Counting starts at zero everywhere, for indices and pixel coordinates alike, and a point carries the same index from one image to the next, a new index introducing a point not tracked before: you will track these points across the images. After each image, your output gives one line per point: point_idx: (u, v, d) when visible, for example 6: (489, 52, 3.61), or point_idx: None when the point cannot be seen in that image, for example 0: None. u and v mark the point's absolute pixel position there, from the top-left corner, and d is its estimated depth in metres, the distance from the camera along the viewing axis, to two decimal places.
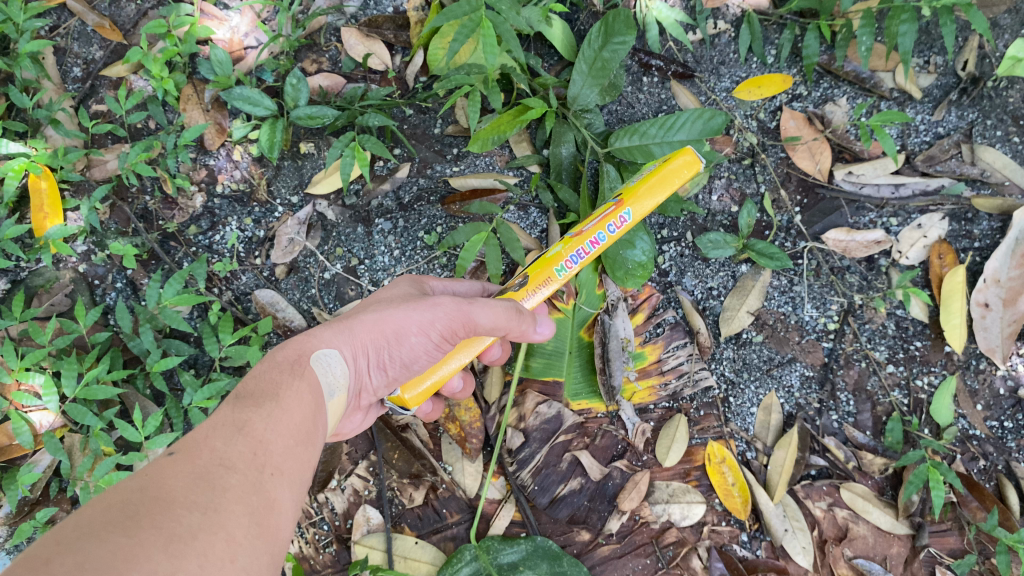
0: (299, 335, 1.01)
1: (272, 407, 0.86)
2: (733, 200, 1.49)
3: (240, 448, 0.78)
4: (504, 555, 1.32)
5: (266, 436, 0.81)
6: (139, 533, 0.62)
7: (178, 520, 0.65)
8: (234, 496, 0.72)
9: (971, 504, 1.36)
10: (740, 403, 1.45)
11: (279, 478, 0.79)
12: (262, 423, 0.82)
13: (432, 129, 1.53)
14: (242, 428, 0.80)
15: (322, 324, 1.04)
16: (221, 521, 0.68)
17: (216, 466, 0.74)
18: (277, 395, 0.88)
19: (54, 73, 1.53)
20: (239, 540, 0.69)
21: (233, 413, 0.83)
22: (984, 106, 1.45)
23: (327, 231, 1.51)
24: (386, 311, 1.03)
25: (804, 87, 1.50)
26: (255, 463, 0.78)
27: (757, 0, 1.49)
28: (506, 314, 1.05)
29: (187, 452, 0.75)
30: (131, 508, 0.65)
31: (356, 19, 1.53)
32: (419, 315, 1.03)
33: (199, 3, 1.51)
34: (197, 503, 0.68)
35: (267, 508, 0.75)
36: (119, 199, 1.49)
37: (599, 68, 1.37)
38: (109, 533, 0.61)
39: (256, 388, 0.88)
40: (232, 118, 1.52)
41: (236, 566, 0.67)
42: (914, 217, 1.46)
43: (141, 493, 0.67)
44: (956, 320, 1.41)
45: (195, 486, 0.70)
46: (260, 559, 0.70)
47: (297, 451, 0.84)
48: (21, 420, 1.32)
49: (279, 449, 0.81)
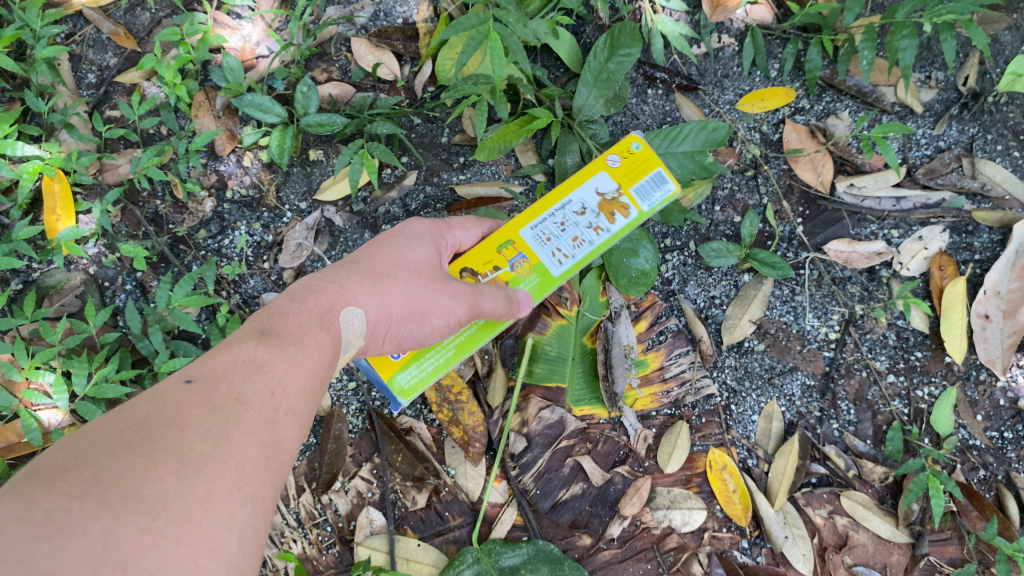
0: (332, 283, 1.01)
1: (294, 351, 0.87)
2: (736, 210, 1.51)
3: (257, 386, 0.79)
4: (506, 558, 1.33)
5: (284, 379, 0.83)
6: (152, 454, 0.65)
7: (190, 446, 0.67)
8: (247, 430, 0.74)
9: (971, 513, 1.37)
10: (742, 411, 1.46)
11: (291, 418, 0.81)
12: (281, 366, 0.84)
13: (439, 138, 1.56)
14: (261, 367, 0.82)
15: (354, 276, 1.04)
16: (232, 451, 0.70)
17: (232, 400, 0.76)
18: (300, 340, 0.89)
19: (69, 79, 1.55)
20: (247, 471, 0.70)
21: (255, 351, 0.84)
22: (985, 121, 1.48)
23: (335, 236, 1.53)
24: (416, 288, 1.06)
25: (806, 101, 1.53)
26: (270, 403, 0.79)
27: (760, 15, 1.52)
28: (511, 308, 1.11)
29: (205, 383, 0.76)
30: (146, 431, 0.67)
31: (366, 30, 1.57)
32: (445, 300, 1.06)
33: (212, 13, 1.54)
34: (210, 433, 0.70)
35: (276, 446, 0.76)
36: (130, 203, 1.52)
37: (605, 79, 1.39)
38: (124, 453, 0.64)
39: (281, 329, 0.90)
40: (243, 125, 1.55)
41: (243, 494, 0.69)
42: (914, 229, 1.48)
43: (157, 417, 0.69)
44: (956, 331, 1.42)
45: (209, 416, 0.72)
46: (266, 491, 0.72)
47: (309, 397, 0.86)
48: (30, 418, 1.33)
49: (294, 392, 0.83)
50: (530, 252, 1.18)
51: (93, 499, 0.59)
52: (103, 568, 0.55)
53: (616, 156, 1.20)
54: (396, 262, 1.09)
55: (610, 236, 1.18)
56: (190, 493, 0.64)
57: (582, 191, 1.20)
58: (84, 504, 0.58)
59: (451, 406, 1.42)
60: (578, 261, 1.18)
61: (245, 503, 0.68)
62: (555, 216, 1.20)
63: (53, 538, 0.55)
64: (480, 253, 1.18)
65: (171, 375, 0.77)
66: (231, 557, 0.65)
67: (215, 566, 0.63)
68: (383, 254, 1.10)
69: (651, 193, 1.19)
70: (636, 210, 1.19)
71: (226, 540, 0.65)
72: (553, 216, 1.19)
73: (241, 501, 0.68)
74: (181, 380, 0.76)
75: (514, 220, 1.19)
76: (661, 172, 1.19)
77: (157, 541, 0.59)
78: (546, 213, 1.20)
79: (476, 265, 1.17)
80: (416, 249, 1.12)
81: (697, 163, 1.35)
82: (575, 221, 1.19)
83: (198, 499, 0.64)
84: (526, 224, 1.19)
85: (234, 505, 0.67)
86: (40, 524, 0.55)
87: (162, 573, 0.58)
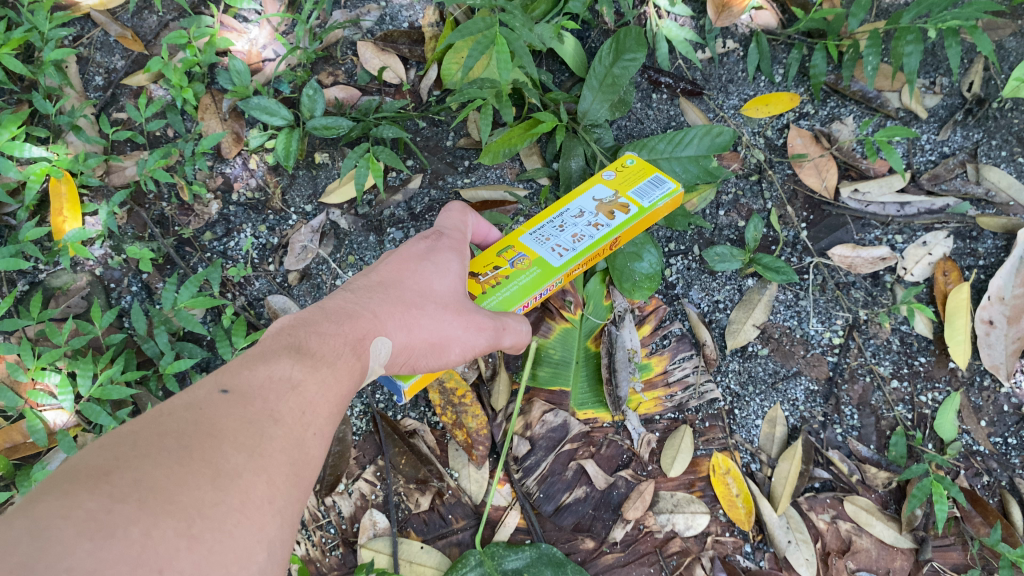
0: (369, 307, 1.00)
1: (327, 373, 0.87)
2: (740, 215, 1.51)
3: (291, 404, 0.79)
4: (509, 561, 1.33)
5: (315, 400, 0.82)
6: (190, 463, 0.65)
7: (226, 458, 0.68)
8: (279, 445, 0.74)
9: (974, 519, 1.37)
10: (746, 415, 1.46)
11: (319, 437, 0.81)
12: (314, 387, 0.83)
13: (444, 141, 1.56)
14: (296, 386, 0.81)
15: (389, 296, 1.04)
16: (264, 465, 0.71)
17: (266, 416, 0.76)
18: (334, 363, 0.89)
19: (77, 82, 1.56)
20: (278, 485, 0.71)
21: (291, 369, 0.83)
22: (989, 127, 1.48)
23: (340, 239, 1.54)
24: (442, 319, 1.05)
25: (811, 106, 1.53)
26: (301, 421, 0.79)
27: (765, 20, 1.53)
28: (524, 338, 1.15)
29: (242, 397, 0.76)
30: (184, 438, 0.68)
31: (372, 34, 1.58)
32: (469, 336, 1.06)
33: (220, 16, 1.56)
34: (245, 445, 0.71)
35: (306, 462, 0.76)
36: (137, 205, 1.53)
37: (610, 84, 1.41)
38: (164, 459, 0.65)
39: (316, 349, 0.89)
40: (249, 127, 1.55)
41: (273, 507, 0.69)
42: (919, 234, 1.48)
43: (195, 426, 0.70)
44: (961, 336, 1.42)
45: (245, 430, 0.72)
46: (294, 506, 0.73)
47: (336, 417, 0.86)
48: (35, 418, 1.34)
49: (324, 412, 0.83)
50: (531, 251, 1.20)
51: (134, 502, 0.60)
52: (140, 570, 0.56)
53: (610, 172, 1.29)
54: (425, 289, 1.07)
55: (610, 230, 1.21)
56: (224, 504, 0.64)
57: (580, 200, 1.27)
58: (126, 506, 0.59)
59: (454, 409, 1.43)
60: (579, 253, 1.19)
61: (275, 517, 0.69)
62: (555, 221, 1.24)
63: (94, 537, 0.56)
64: (482, 255, 1.21)
65: (208, 384, 0.77)
66: (260, 567, 0.65)
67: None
68: (413, 277, 1.08)
69: (650, 193, 1.25)
70: (635, 208, 1.24)
71: (256, 550, 0.66)
72: (555, 221, 1.24)
73: (270, 514, 0.68)
74: (217, 389, 0.76)
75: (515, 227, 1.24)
76: (657, 175, 1.27)
77: (191, 547, 0.60)
78: (545, 219, 1.24)
79: (477, 265, 1.19)
80: (446, 274, 1.10)
81: (702, 167, 1.35)
82: (575, 223, 1.23)
83: (232, 509, 0.65)
84: (527, 230, 1.23)
85: (265, 518, 0.68)
86: (83, 522, 0.56)
87: None
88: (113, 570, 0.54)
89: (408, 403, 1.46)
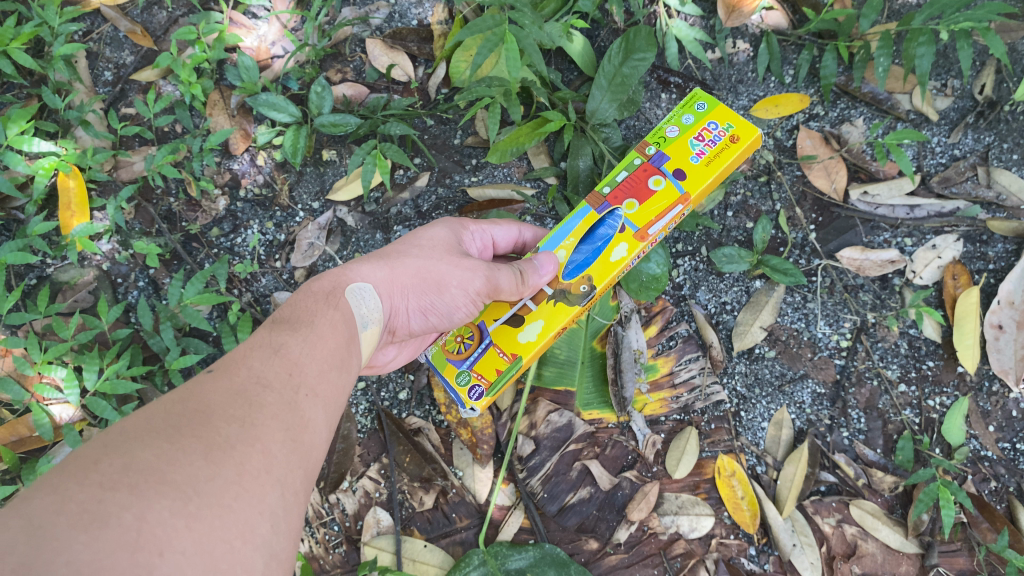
0: (335, 269, 1.07)
1: (308, 332, 0.90)
2: (748, 216, 1.51)
3: (277, 368, 0.82)
4: (513, 560, 1.34)
5: (300, 359, 0.85)
6: (180, 440, 0.65)
7: (217, 431, 0.68)
8: (271, 413, 0.75)
9: (981, 525, 1.36)
10: (751, 417, 1.46)
11: (313, 399, 0.82)
12: (297, 347, 0.87)
13: (452, 139, 1.56)
14: (279, 350, 0.85)
15: (360, 261, 1.10)
16: (258, 434, 0.71)
17: (253, 384, 0.77)
18: (312, 321, 0.93)
19: (86, 76, 1.56)
20: (274, 453, 0.71)
21: (270, 337, 0.87)
22: (1001, 130, 1.47)
23: (346, 236, 1.54)
24: (428, 262, 1.12)
25: (821, 107, 1.52)
26: (290, 383, 0.81)
27: (776, 21, 1.52)
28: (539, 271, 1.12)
29: (225, 370, 0.79)
30: (172, 417, 0.68)
31: (381, 31, 1.57)
32: (465, 271, 1.10)
33: (229, 12, 1.55)
34: (235, 417, 0.71)
35: (301, 426, 0.77)
36: (144, 200, 1.53)
37: (618, 83, 1.39)
38: (153, 439, 0.65)
39: (292, 315, 0.94)
40: (257, 124, 1.55)
41: (272, 477, 0.69)
42: (928, 238, 1.47)
43: (182, 405, 0.70)
44: (970, 340, 1.41)
45: (233, 401, 0.73)
46: (295, 473, 0.72)
47: (331, 376, 0.88)
48: (42, 412, 1.34)
49: (313, 372, 0.85)
50: None
51: (126, 488, 0.59)
52: (139, 555, 0.55)
53: None
54: (405, 245, 1.15)
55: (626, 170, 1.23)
56: (220, 477, 0.64)
57: None
58: (117, 494, 0.58)
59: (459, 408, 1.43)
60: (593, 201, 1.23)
61: (274, 486, 0.69)
62: None
63: (89, 528, 0.55)
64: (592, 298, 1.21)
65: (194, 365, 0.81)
66: (265, 539, 0.65)
67: (249, 549, 0.63)
68: (392, 245, 1.17)
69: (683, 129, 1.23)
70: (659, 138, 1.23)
71: (259, 522, 0.65)
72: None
73: (270, 484, 0.68)
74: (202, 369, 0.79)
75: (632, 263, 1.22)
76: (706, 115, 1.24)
77: (190, 525, 0.59)
78: None
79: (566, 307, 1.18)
80: (428, 234, 1.19)
81: None
82: None
83: (230, 482, 0.65)
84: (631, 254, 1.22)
85: (265, 488, 0.68)
86: (75, 515, 0.56)
87: (199, 555, 0.58)
88: (112, 558, 0.54)
89: (413, 402, 1.46)
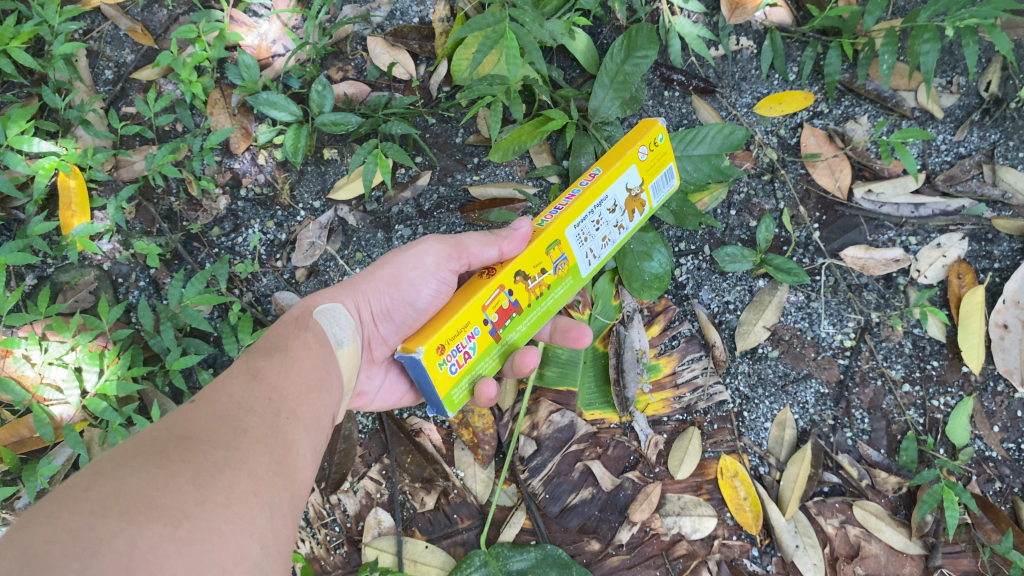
0: (304, 299, 1.07)
1: (282, 356, 0.90)
2: (751, 215, 1.50)
3: (256, 394, 0.81)
4: (514, 561, 1.34)
5: (279, 383, 0.85)
6: (168, 466, 0.65)
7: (203, 455, 0.68)
8: (254, 437, 0.75)
9: (985, 525, 1.36)
10: (754, 418, 1.45)
11: (295, 421, 0.82)
12: (273, 371, 0.86)
13: (454, 138, 1.55)
14: (254, 375, 0.84)
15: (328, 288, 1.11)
16: (244, 458, 0.71)
17: (233, 409, 0.77)
18: (285, 345, 0.93)
19: (86, 75, 1.55)
20: (262, 477, 0.70)
21: (243, 364, 0.87)
22: (1007, 127, 1.45)
23: (348, 235, 1.53)
24: (385, 263, 1.11)
25: (825, 105, 1.51)
26: (272, 408, 0.80)
27: (780, 17, 1.50)
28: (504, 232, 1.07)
29: (203, 397, 0.78)
30: (157, 445, 0.68)
31: (382, 28, 1.56)
32: (414, 253, 1.10)
33: (230, 10, 1.55)
34: (221, 441, 0.71)
35: (287, 450, 0.77)
36: (145, 200, 1.53)
37: (621, 81, 1.39)
38: (140, 467, 0.64)
39: (264, 343, 0.94)
40: (258, 123, 1.55)
41: (260, 500, 0.68)
42: (933, 236, 1.46)
43: (167, 434, 0.70)
44: (974, 340, 1.41)
45: (217, 426, 0.73)
46: (282, 496, 0.72)
47: (310, 397, 0.87)
48: (43, 412, 1.34)
49: (293, 394, 0.84)
50: (571, 254, 1.11)
51: (116, 514, 0.59)
52: None
53: (644, 147, 1.17)
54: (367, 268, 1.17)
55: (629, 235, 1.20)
56: (209, 500, 0.64)
57: (615, 187, 1.15)
58: (108, 520, 0.58)
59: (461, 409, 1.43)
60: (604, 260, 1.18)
61: (263, 510, 0.68)
62: (593, 214, 1.12)
63: (82, 556, 0.55)
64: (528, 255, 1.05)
65: None
66: (255, 561, 0.65)
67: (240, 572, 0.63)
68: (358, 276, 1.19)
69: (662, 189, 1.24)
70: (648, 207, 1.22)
71: (249, 545, 0.65)
72: (592, 213, 1.12)
73: (258, 507, 0.68)
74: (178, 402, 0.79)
75: (561, 218, 1.08)
76: (670, 168, 1.24)
77: (181, 550, 0.59)
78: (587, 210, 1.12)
79: (527, 264, 1.06)
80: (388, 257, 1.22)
81: (714, 167, 1.35)
82: (608, 220, 1.16)
83: (219, 506, 0.64)
84: (572, 222, 1.10)
85: (254, 512, 0.67)
86: (68, 543, 0.56)
87: None
88: None
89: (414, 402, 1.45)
